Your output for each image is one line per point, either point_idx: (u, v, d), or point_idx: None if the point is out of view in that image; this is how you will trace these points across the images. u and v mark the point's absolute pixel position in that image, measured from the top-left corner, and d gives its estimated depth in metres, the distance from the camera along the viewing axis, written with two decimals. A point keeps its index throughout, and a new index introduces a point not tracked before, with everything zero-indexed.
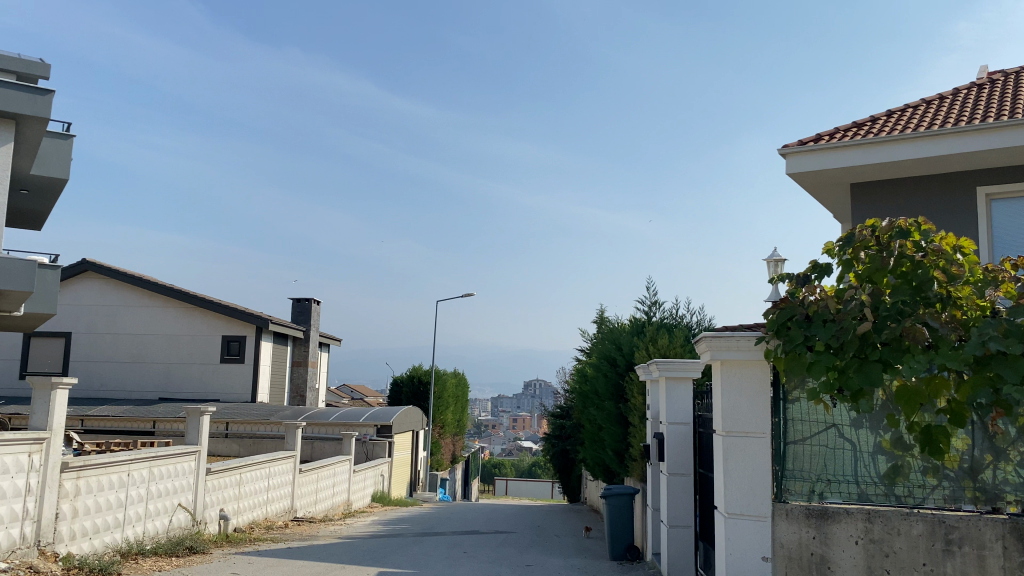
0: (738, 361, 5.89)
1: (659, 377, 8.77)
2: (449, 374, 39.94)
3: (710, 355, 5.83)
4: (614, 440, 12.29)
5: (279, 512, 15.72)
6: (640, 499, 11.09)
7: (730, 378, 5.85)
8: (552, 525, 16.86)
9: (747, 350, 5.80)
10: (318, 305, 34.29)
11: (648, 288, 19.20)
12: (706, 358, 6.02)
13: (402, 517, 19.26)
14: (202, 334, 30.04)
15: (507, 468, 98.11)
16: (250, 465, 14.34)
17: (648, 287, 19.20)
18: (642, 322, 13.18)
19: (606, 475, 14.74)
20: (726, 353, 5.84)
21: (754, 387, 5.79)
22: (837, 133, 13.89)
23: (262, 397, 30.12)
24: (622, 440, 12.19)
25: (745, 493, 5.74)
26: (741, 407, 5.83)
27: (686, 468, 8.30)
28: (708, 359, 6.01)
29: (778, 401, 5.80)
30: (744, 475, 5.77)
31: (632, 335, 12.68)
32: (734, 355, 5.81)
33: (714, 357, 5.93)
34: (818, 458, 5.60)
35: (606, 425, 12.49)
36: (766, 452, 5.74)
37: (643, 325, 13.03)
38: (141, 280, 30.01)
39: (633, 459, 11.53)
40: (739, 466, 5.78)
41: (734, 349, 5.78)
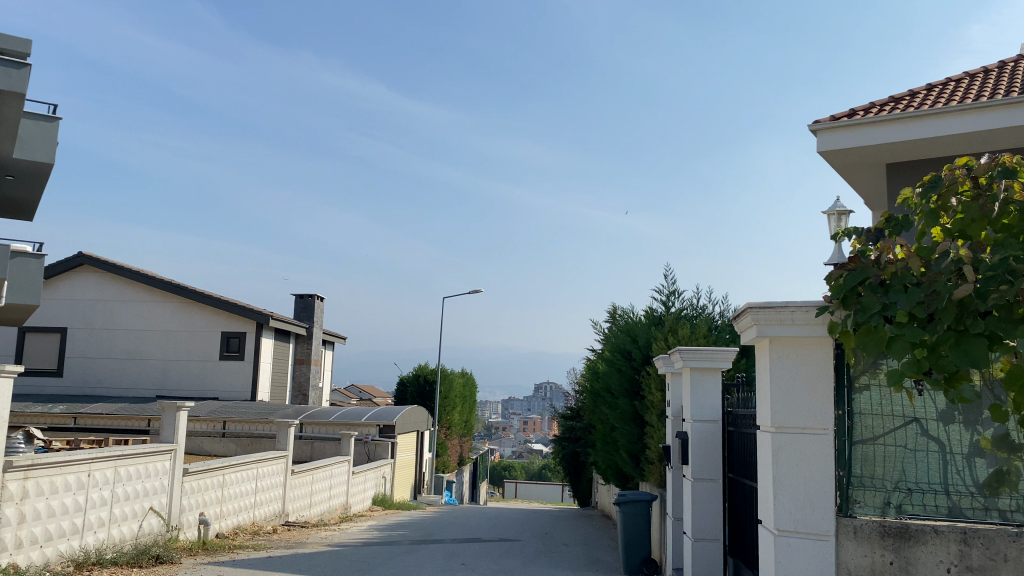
0: (790, 339, 4.85)
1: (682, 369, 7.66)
2: (457, 373, 38.87)
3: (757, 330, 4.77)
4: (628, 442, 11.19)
5: (268, 516, 14.70)
6: (658, 507, 10.01)
7: (781, 359, 4.81)
8: (561, 532, 15.77)
9: (804, 325, 4.75)
10: (322, 301, 33.34)
11: (666, 274, 16.07)
12: (750, 335, 4.95)
13: (403, 522, 18.19)
14: (201, 331, 29.13)
15: (517, 471, 96.92)
16: (236, 466, 13.32)
17: (666, 273, 16.07)
18: (658, 313, 12.05)
19: (620, 480, 13.65)
20: (776, 328, 4.79)
21: (811, 371, 4.77)
22: (872, 109, 12.75)
23: (262, 395, 29.16)
24: (638, 442, 11.10)
25: (799, 504, 4.69)
26: (795, 397, 4.77)
27: (714, 474, 7.23)
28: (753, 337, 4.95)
29: (841, 389, 4.77)
30: (799, 483, 4.71)
31: (649, 326, 11.56)
32: (786, 331, 4.76)
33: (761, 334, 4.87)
34: (893, 461, 4.63)
35: (620, 425, 11.39)
36: (828, 452, 4.69)
37: (660, 316, 11.89)
38: (138, 274, 29.15)
39: (650, 463, 10.43)
40: (791, 472, 4.74)
41: (787, 323, 4.73)
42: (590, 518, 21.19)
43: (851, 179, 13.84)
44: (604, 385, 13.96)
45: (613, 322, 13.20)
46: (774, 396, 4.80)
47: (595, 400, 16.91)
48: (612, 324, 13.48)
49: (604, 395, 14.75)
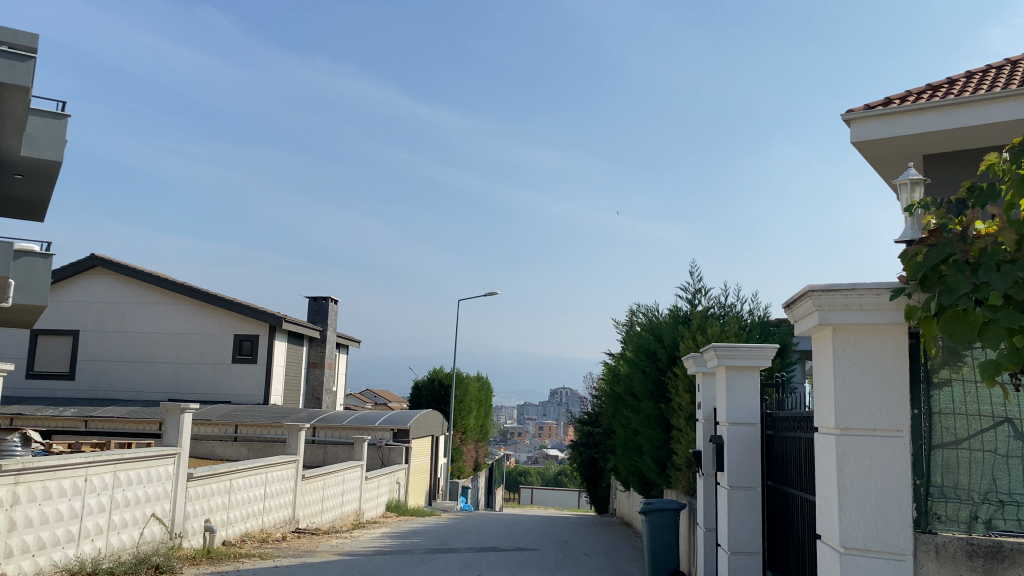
0: (857, 327, 4.32)
1: (716, 368, 7.10)
2: (472, 378, 38.34)
3: (820, 316, 4.26)
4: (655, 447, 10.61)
5: (278, 523, 14.22)
6: (687, 515, 9.44)
7: (848, 350, 4.29)
8: (580, 540, 15.19)
9: (875, 311, 4.22)
10: (336, 304, 32.96)
11: (694, 273, 13.82)
12: (811, 321, 4.42)
13: (417, 530, 17.66)
14: (214, 334, 28.80)
15: (532, 476, 96.14)
16: (245, 470, 12.86)
17: (694, 272, 13.83)
18: (684, 312, 11.46)
19: (642, 486, 13.05)
20: (841, 315, 4.26)
21: (882, 364, 4.25)
22: (909, 97, 12.11)
23: (275, 399, 28.77)
24: (665, 447, 10.53)
25: (870, 518, 4.17)
26: (864, 394, 4.25)
27: (752, 481, 6.68)
28: (814, 324, 4.42)
29: (917, 384, 4.24)
30: (869, 493, 4.18)
31: (674, 325, 10.97)
32: (853, 318, 4.24)
33: (823, 320, 4.35)
34: (981, 468, 4.13)
35: (645, 429, 10.81)
36: (905, 457, 4.16)
37: (686, 315, 11.30)
38: (151, 276, 28.86)
39: (678, 469, 9.85)
40: (859, 480, 4.21)
41: (855, 309, 4.20)
42: (610, 525, 20.58)
43: (883, 171, 13.22)
44: (626, 386, 13.39)
45: (636, 321, 12.61)
46: (840, 392, 4.28)
47: (615, 404, 16.33)
48: (635, 323, 12.90)
49: (625, 397, 14.18)
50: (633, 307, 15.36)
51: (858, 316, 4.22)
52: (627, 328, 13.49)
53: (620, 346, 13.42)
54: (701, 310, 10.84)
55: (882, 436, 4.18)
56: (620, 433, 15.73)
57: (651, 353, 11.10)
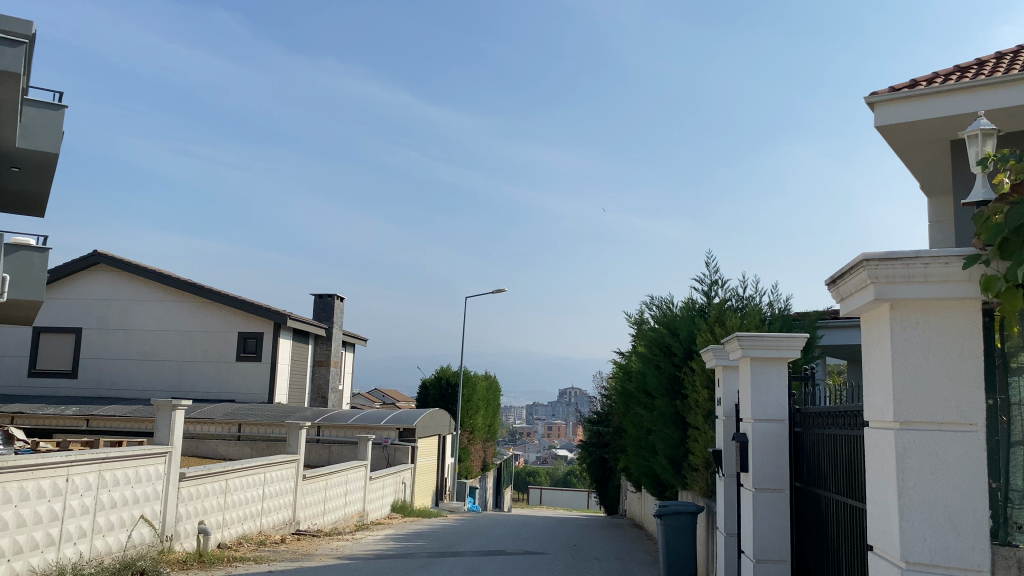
0: (921, 305, 3.74)
1: (739, 359, 6.56)
2: (480, 377, 37.81)
3: (880, 289, 3.67)
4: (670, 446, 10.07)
5: (277, 525, 13.73)
6: (704, 519, 8.90)
7: (910, 330, 3.71)
8: (590, 543, 14.66)
9: (943, 285, 3.63)
10: (342, 302, 32.49)
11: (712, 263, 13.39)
12: (866, 297, 3.84)
13: (422, 531, 17.17)
14: (218, 331, 28.38)
15: (541, 476, 95.51)
16: (241, 470, 12.38)
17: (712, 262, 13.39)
18: (700, 304, 10.88)
19: (655, 487, 12.50)
20: (903, 289, 3.68)
21: (952, 348, 3.66)
22: (936, 78, 11.49)
23: (280, 398, 28.34)
24: (681, 447, 9.98)
25: (938, 528, 3.55)
26: (931, 381, 3.65)
27: (780, 483, 6.14)
28: (869, 300, 3.84)
29: (992, 371, 3.66)
30: (938, 500, 3.56)
31: (690, 318, 10.40)
32: (918, 292, 3.65)
33: (880, 296, 3.77)
34: None
35: (659, 428, 10.27)
36: (981, 457, 3.54)
37: (702, 308, 10.74)
38: (154, 272, 28.46)
39: (694, 471, 9.31)
40: (925, 483, 3.60)
41: (920, 281, 3.63)
42: (620, 528, 20.04)
43: (906, 158, 12.68)
44: (640, 382, 12.83)
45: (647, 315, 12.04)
46: (901, 379, 3.68)
47: (627, 402, 15.79)
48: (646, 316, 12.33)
49: (637, 395, 13.65)
50: (643, 303, 14.81)
51: (920, 291, 3.66)
52: (639, 325, 12.96)
53: (633, 342, 12.87)
54: (719, 302, 10.27)
55: (951, 431, 3.59)
56: (631, 432, 15.18)
57: (666, 346, 10.54)
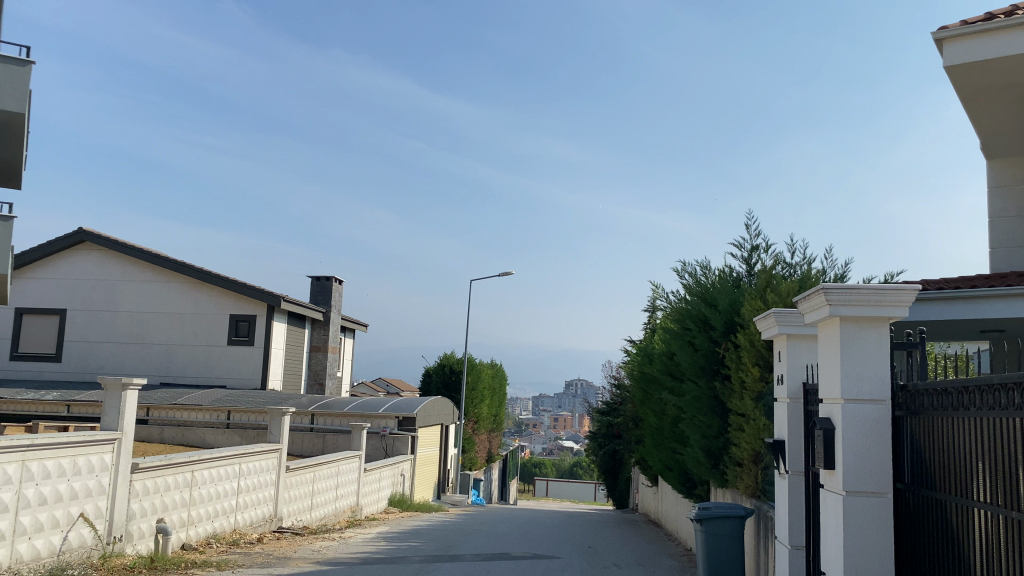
0: None
1: (821, 318, 4.96)
2: (485, 364, 36.36)
3: None
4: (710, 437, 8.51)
5: (255, 523, 12.25)
6: (753, 524, 7.37)
7: None
8: (605, 544, 13.15)
9: None
10: (340, 285, 30.96)
11: (748, 230, 12.98)
12: None
13: (419, 528, 15.67)
14: (209, 314, 26.93)
15: (547, 468, 93.90)
16: (211, 460, 10.90)
17: (748, 229, 12.97)
18: (738, 271, 9.31)
19: (682, 482, 10.98)
20: None
21: None
22: (1014, 11, 9.85)
23: (273, 384, 26.89)
24: (720, 439, 8.43)
25: None
26: None
27: (881, 485, 4.58)
28: None
29: None
30: None
31: (732, 287, 8.79)
32: None
33: None
34: None
35: (693, 415, 8.71)
36: None
37: (743, 275, 9.16)
38: (141, 251, 26.97)
39: (739, 467, 7.74)
40: None
41: None
42: (635, 525, 18.49)
43: (970, 106, 11.06)
44: (665, 364, 11.26)
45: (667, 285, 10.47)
46: None
47: (646, 389, 14.20)
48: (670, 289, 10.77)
49: (661, 379, 12.07)
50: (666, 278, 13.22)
51: None
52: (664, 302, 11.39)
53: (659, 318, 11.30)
54: (766, 268, 8.65)
55: None
56: (652, 422, 13.60)
57: (702, 319, 8.98)
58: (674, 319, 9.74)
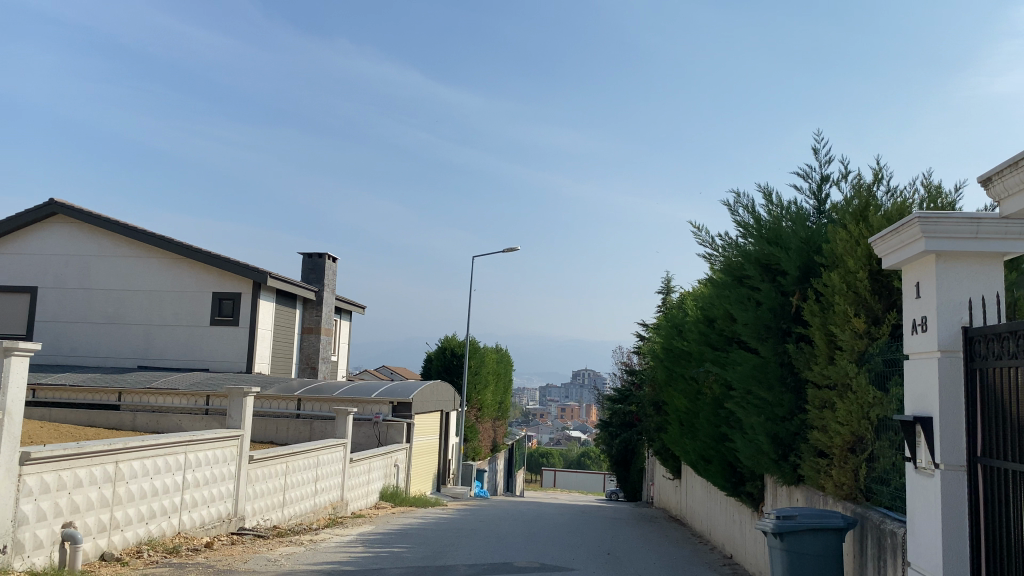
0: None
1: None
2: (489, 348, 34.26)
3: None
4: (781, 417, 6.41)
5: (207, 524, 10.23)
6: (852, 542, 5.23)
7: None
8: (628, 550, 11.03)
9: None
10: (333, 261, 28.86)
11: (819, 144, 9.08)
12: None
13: (409, 528, 13.63)
14: (191, 292, 24.91)
15: (555, 458, 91.64)
16: (145, 448, 8.89)
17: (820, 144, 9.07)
18: (809, 203, 7.19)
19: (728, 476, 8.86)
20: None
21: None
22: None
23: (260, 366, 24.87)
24: (794, 421, 6.32)
25: None
26: None
27: None
28: None
29: None
30: None
31: (803, 221, 6.66)
32: None
33: None
34: None
35: (753, 388, 6.61)
36: None
37: (816, 210, 7.06)
38: (116, 224, 24.90)
39: (826, 459, 5.65)
40: None
41: None
42: (655, 523, 16.38)
43: None
44: (709, 333, 9.13)
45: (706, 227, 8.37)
46: None
47: (677, 368, 12.04)
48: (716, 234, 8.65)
49: (699, 352, 9.93)
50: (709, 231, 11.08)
51: None
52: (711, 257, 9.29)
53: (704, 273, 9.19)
54: (853, 194, 6.52)
55: None
56: (683, 407, 11.48)
57: (765, 263, 6.89)
58: (723, 267, 7.65)
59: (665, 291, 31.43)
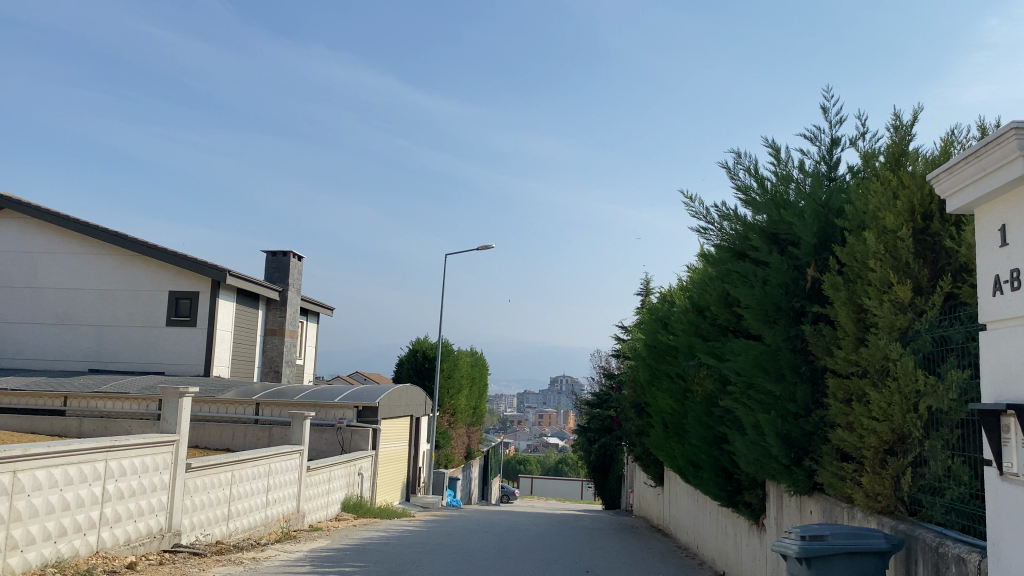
0: None
1: None
2: (463, 352, 33.14)
3: None
4: (792, 413, 5.42)
5: (133, 542, 9.01)
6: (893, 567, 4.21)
7: None
8: (606, 566, 9.97)
9: None
10: (298, 260, 27.64)
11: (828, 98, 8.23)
12: None
13: (368, 543, 12.47)
14: (145, 291, 23.55)
15: (531, 465, 90.05)
16: (52, 455, 7.68)
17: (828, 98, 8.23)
18: (822, 162, 6.25)
19: (723, 484, 7.82)
20: None
21: None
22: None
23: (219, 370, 23.57)
24: (810, 417, 5.32)
25: None
26: None
27: None
28: None
29: None
30: None
31: (816, 181, 5.71)
32: None
33: None
34: None
35: (760, 380, 5.62)
36: None
37: (829, 172, 6.11)
38: (65, 219, 23.53)
39: (854, 462, 4.68)
40: None
41: None
42: (635, 534, 15.33)
43: None
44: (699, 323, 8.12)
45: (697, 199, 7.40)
46: None
47: (661, 367, 11.02)
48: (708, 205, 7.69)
49: (688, 346, 8.92)
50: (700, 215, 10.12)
51: None
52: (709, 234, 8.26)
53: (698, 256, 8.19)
54: (873, 150, 5.60)
55: None
56: (668, 409, 10.45)
57: (773, 233, 5.93)
58: (722, 240, 6.66)
59: (643, 291, 30.47)
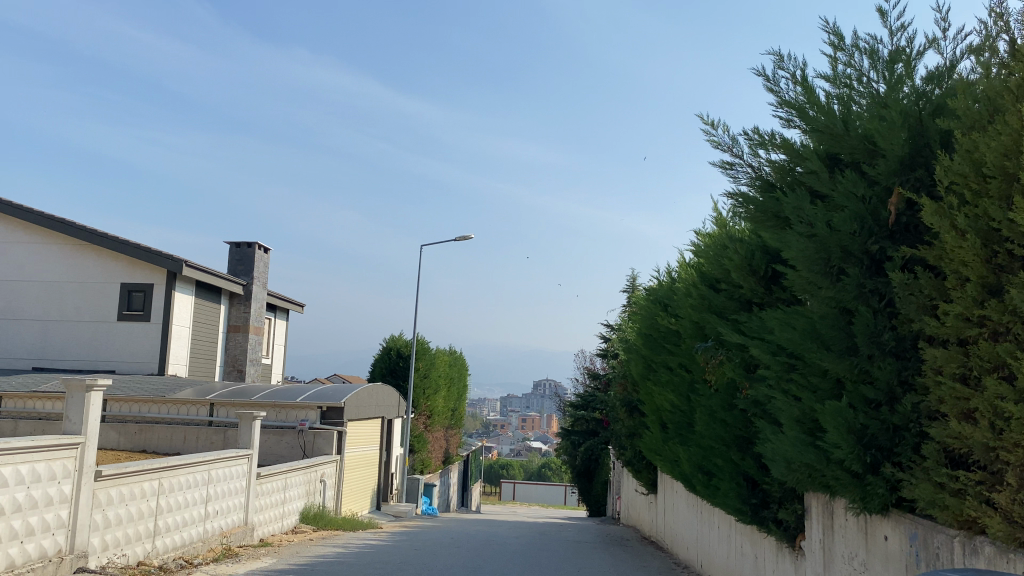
0: None
1: None
2: (441, 350, 31.56)
3: None
4: (882, 385, 4.33)
5: (16, 567, 7.29)
6: None
7: None
8: None
9: None
10: (263, 251, 25.96)
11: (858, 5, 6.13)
12: None
13: (321, 561, 10.83)
14: (95, 283, 21.74)
15: (514, 469, 87.92)
16: None
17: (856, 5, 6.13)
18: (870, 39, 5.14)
19: (743, 496, 6.27)
20: None
21: None
22: None
23: (175, 368, 21.80)
24: (902, 406, 4.19)
25: None
26: None
27: None
28: None
29: None
30: None
31: (881, 74, 4.75)
32: None
33: None
34: None
35: (830, 345, 4.63)
36: None
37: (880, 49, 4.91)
38: (9, 205, 21.71)
39: (983, 470, 3.61)
40: None
41: None
42: (628, 547, 13.70)
43: None
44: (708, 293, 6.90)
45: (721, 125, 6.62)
46: None
47: (661, 356, 9.61)
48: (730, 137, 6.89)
49: (697, 326, 7.63)
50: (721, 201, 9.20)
51: None
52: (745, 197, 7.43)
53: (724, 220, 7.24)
54: (944, 39, 4.67)
55: None
56: (668, 406, 9.04)
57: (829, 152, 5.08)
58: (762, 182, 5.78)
59: (631, 286, 28.90)
